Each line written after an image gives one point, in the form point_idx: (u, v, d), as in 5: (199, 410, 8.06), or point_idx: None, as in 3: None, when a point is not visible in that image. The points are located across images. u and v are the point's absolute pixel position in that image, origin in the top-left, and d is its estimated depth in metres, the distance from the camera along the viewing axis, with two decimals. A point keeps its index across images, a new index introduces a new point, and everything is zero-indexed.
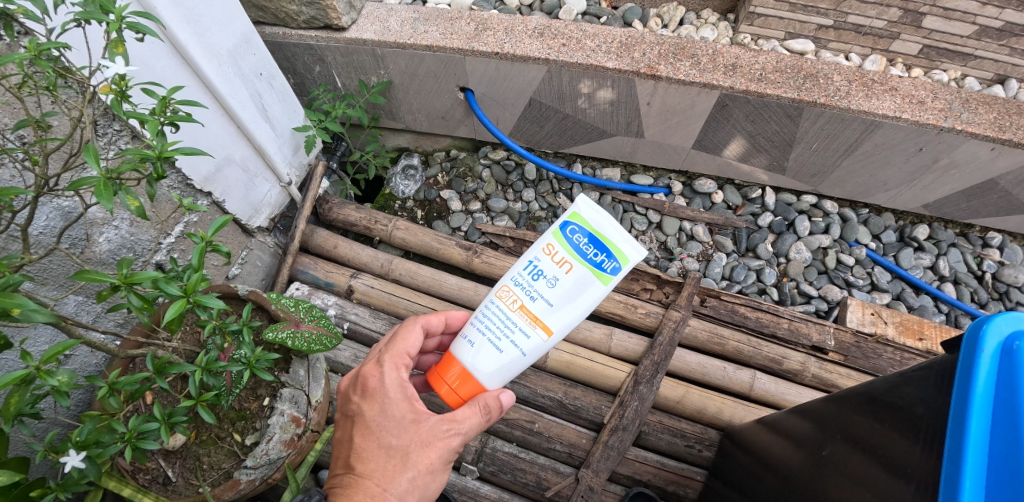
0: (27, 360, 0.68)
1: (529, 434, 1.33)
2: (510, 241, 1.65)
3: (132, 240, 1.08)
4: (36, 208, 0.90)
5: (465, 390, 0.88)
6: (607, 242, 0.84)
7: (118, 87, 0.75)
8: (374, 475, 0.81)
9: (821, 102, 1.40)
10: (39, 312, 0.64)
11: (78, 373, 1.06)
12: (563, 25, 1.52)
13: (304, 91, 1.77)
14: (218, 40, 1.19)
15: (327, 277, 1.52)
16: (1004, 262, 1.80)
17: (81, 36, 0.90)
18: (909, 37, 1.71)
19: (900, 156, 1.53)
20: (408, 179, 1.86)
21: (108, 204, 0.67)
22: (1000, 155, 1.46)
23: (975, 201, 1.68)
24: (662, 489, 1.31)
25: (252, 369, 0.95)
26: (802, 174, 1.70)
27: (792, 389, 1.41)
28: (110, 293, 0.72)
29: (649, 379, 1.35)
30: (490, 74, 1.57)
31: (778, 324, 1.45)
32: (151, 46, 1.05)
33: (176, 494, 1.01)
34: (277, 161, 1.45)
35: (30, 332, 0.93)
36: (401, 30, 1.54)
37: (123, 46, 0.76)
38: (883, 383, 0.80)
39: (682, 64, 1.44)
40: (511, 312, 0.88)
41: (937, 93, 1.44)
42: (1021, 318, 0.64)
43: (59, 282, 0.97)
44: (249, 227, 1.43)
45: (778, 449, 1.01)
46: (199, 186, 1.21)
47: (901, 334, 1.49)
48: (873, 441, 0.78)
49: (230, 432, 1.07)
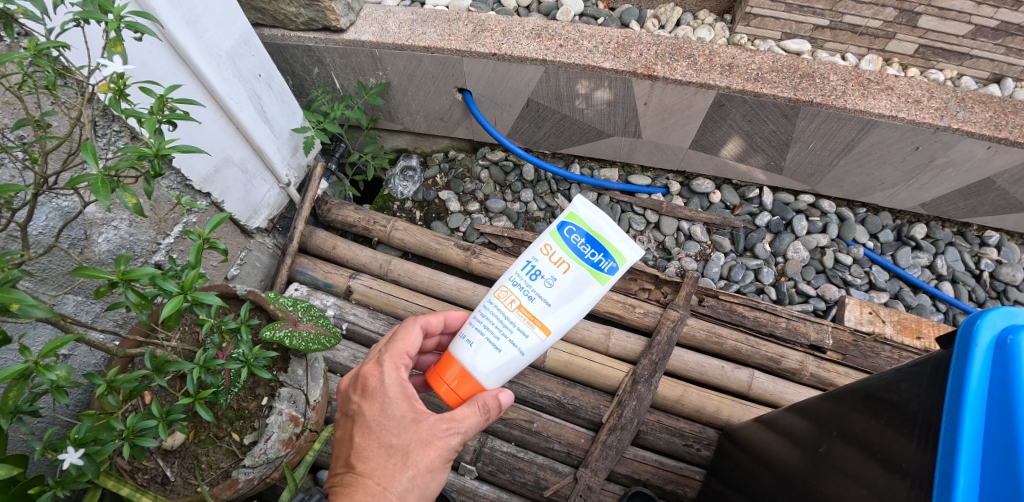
0: (26, 354, 0.68)
1: (528, 434, 1.33)
2: (509, 241, 1.65)
3: (131, 240, 1.09)
4: (36, 207, 0.90)
5: (465, 390, 0.88)
6: (604, 242, 0.84)
7: (116, 86, 0.75)
8: (375, 474, 0.81)
9: (817, 102, 1.40)
10: (38, 307, 0.65)
11: (78, 372, 1.06)
12: (561, 26, 1.53)
13: (303, 93, 1.78)
14: (218, 42, 1.20)
15: (326, 278, 1.53)
16: (1001, 260, 1.81)
17: (81, 35, 0.91)
18: (905, 36, 1.72)
19: (896, 155, 1.54)
20: (407, 180, 1.86)
21: (106, 201, 0.68)
22: (997, 153, 1.46)
23: (972, 200, 1.68)
24: (661, 488, 1.31)
25: (250, 367, 0.95)
26: (799, 174, 1.71)
27: (791, 388, 1.41)
28: (108, 289, 0.72)
29: (648, 379, 1.35)
30: (487, 75, 1.57)
31: (776, 323, 1.45)
32: (150, 46, 1.05)
33: (175, 494, 1.01)
34: (277, 162, 1.46)
35: (29, 329, 0.93)
36: (398, 31, 1.55)
37: (123, 45, 0.76)
38: (878, 379, 0.80)
39: (679, 65, 1.45)
40: (510, 312, 0.88)
41: (933, 92, 1.44)
42: (1015, 312, 0.65)
43: (58, 281, 0.98)
44: (248, 228, 1.44)
45: (776, 446, 1.01)
46: (199, 186, 1.22)
47: (899, 333, 1.50)
48: (869, 437, 0.78)
49: (229, 431, 1.07)
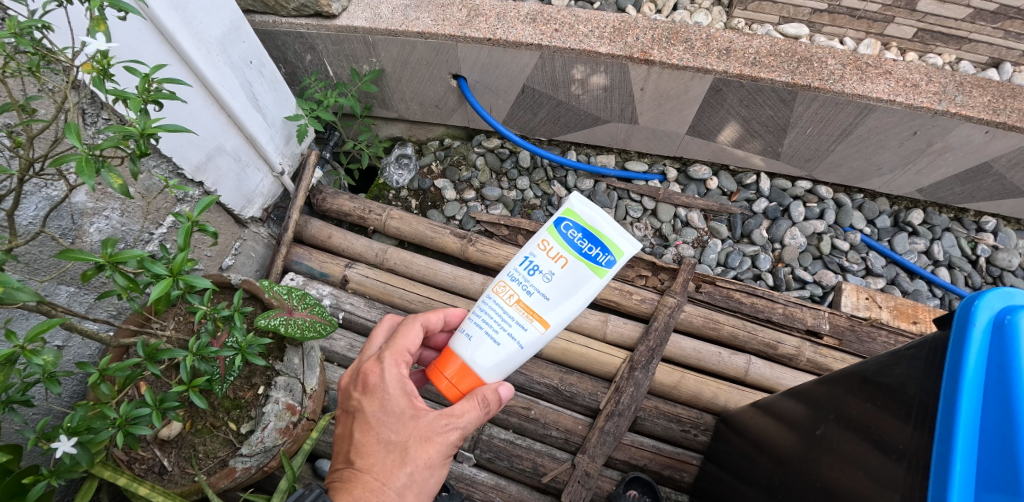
0: (11, 340, 0.67)
1: (525, 421, 1.34)
2: (505, 229, 1.63)
3: (122, 230, 1.08)
4: (24, 196, 0.89)
5: (465, 385, 0.87)
6: (599, 235, 0.84)
7: (100, 65, 0.73)
8: (373, 470, 0.81)
9: (814, 86, 1.40)
10: (23, 290, 0.64)
11: (71, 362, 1.05)
12: (556, 11, 1.51)
13: (296, 80, 1.76)
14: (206, 27, 1.17)
15: (321, 267, 1.51)
16: (997, 246, 1.80)
17: (64, 17, 0.89)
18: (904, 20, 1.70)
19: (893, 140, 1.53)
20: (402, 169, 1.86)
21: (91, 182, 0.67)
22: (995, 138, 1.45)
23: (969, 186, 1.68)
24: (658, 474, 1.31)
25: (244, 355, 0.94)
26: (797, 158, 1.70)
27: (787, 373, 1.41)
28: (94, 272, 0.71)
29: (644, 365, 1.35)
30: (481, 61, 1.56)
31: (773, 309, 1.45)
32: (134, 28, 1.03)
33: (171, 483, 1.01)
34: (269, 151, 1.44)
35: (17, 314, 0.92)
36: (392, 17, 1.53)
37: (107, 24, 0.75)
38: (874, 364, 0.80)
39: (675, 49, 1.43)
40: (509, 306, 0.87)
41: (931, 76, 1.43)
42: (1012, 293, 0.64)
43: (45, 267, 0.96)
44: (241, 218, 1.42)
45: (772, 431, 1.01)
46: (189, 175, 1.20)
47: (895, 318, 1.51)
48: (865, 421, 0.77)
49: (225, 421, 1.07)
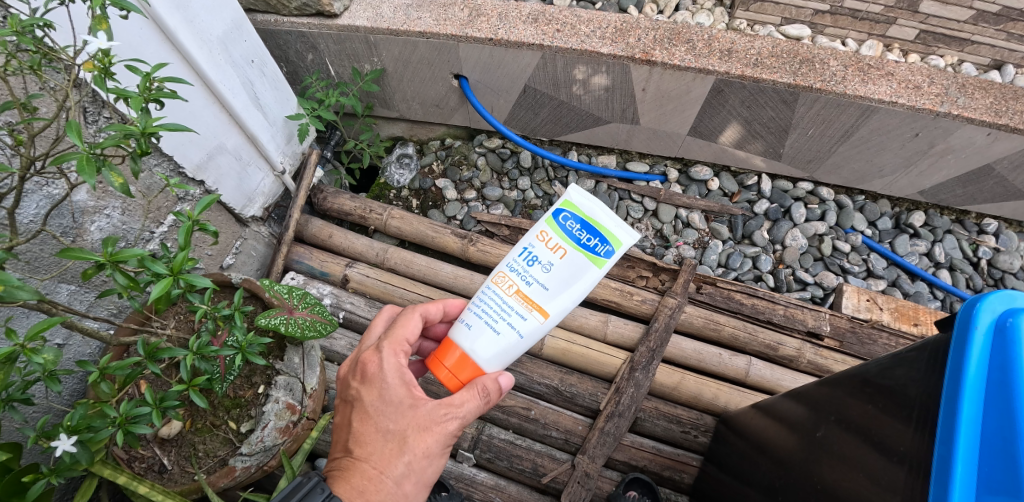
0: (12, 337, 0.67)
1: (525, 421, 1.34)
2: (505, 229, 1.63)
3: (123, 229, 1.08)
4: (25, 195, 0.89)
5: (465, 374, 0.87)
6: (598, 226, 0.84)
7: (101, 64, 0.73)
8: (371, 459, 0.81)
9: (816, 87, 1.39)
10: (23, 288, 0.64)
11: (71, 360, 1.05)
12: (558, 11, 1.51)
13: (297, 79, 1.76)
14: (208, 27, 1.17)
15: (322, 267, 1.51)
16: (999, 248, 1.80)
17: (66, 16, 0.89)
18: (906, 22, 1.70)
19: (895, 141, 1.53)
20: (402, 168, 1.86)
21: (91, 180, 0.66)
22: (997, 140, 1.45)
23: (971, 187, 1.68)
24: (658, 474, 1.31)
25: (244, 354, 0.94)
26: (798, 160, 1.70)
27: (787, 374, 1.41)
28: (95, 271, 0.71)
29: (645, 366, 1.34)
30: (482, 61, 1.56)
31: (774, 310, 1.45)
32: (136, 27, 1.03)
33: (171, 482, 1.01)
34: (270, 149, 1.44)
35: (18, 312, 0.92)
36: (393, 16, 1.53)
37: (108, 22, 0.75)
38: (875, 365, 0.79)
39: (677, 50, 1.43)
40: (508, 297, 0.87)
41: (933, 78, 1.43)
42: (1014, 295, 0.64)
43: (45, 265, 0.96)
44: (242, 216, 1.42)
45: (772, 432, 1.01)
46: (190, 173, 1.21)
47: (896, 319, 1.51)
48: (866, 422, 0.77)
49: (225, 420, 1.06)
